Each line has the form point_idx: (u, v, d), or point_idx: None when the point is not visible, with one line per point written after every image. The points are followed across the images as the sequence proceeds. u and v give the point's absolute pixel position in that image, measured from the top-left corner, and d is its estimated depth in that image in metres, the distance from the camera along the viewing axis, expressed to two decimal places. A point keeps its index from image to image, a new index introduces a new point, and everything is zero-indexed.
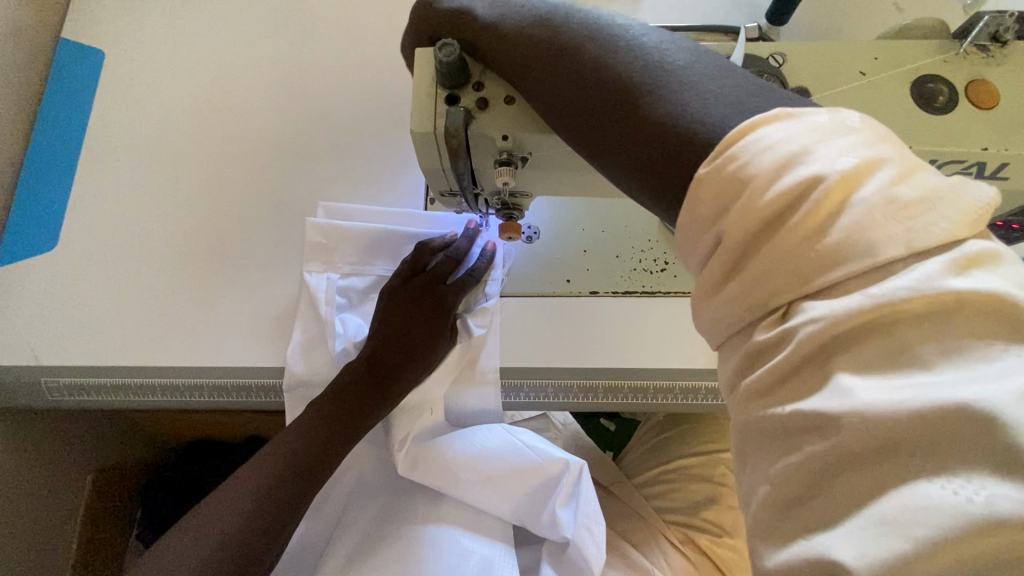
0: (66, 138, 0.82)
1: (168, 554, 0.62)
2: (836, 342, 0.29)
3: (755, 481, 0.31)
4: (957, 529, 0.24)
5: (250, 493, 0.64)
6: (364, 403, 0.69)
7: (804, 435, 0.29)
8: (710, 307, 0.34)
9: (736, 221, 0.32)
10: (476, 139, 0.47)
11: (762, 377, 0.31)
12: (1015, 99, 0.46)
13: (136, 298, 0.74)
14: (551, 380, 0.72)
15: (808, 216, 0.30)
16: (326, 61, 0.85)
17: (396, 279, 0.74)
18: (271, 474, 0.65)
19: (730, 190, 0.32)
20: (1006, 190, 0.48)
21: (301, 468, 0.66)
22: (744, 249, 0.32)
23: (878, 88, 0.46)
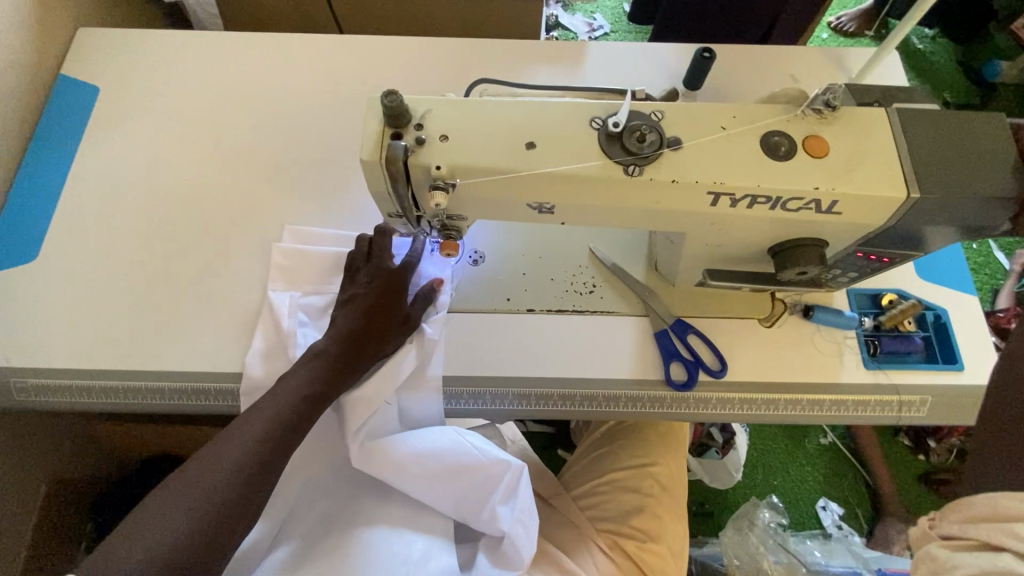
0: (55, 163, 0.90)
1: (143, 528, 0.57)
2: None
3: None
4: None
5: (234, 457, 0.62)
6: (339, 370, 0.73)
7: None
8: None
9: None
10: (416, 168, 0.57)
11: None
12: (844, 150, 0.59)
13: (110, 308, 0.81)
14: (489, 386, 0.80)
15: None
16: (301, 102, 0.95)
17: (358, 273, 0.79)
18: (256, 437, 0.65)
19: None
20: (841, 222, 0.61)
21: (283, 432, 0.66)
22: None
23: (734, 139, 0.58)
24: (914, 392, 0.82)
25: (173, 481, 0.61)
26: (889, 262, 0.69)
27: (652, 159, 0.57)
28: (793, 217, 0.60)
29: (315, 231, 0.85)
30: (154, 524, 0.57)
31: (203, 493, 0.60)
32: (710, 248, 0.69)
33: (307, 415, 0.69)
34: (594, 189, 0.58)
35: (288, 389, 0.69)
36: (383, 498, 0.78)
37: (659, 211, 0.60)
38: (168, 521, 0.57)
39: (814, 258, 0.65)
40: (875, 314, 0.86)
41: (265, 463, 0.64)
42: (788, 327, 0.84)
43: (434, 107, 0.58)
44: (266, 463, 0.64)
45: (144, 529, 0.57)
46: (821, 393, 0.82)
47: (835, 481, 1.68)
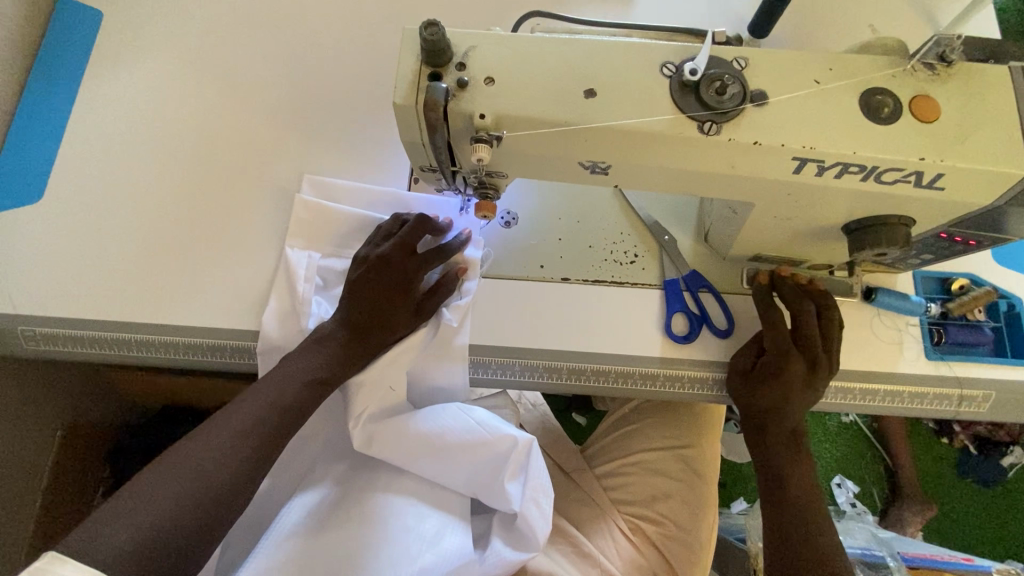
0: (58, 94, 0.83)
1: (131, 504, 0.53)
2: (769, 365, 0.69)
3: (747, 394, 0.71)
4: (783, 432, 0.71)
5: (231, 435, 0.60)
6: (346, 353, 0.69)
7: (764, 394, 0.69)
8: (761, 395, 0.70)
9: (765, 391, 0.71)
10: (455, 116, 0.49)
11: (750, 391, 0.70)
12: (958, 114, 0.50)
13: (119, 255, 0.76)
14: (518, 358, 0.75)
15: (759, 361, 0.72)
16: (324, 37, 0.87)
17: (372, 248, 0.73)
18: (254, 418, 0.62)
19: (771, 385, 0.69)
20: (942, 199, 0.52)
21: (284, 415, 0.64)
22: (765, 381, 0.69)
23: (828, 96, 0.49)
24: (978, 386, 0.75)
25: (169, 458, 0.58)
26: (978, 245, 0.61)
27: (732, 116, 0.48)
28: (886, 191, 0.52)
29: (337, 184, 0.78)
30: (144, 499, 0.53)
31: (200, 473, 0.56)
32: (777, 221, 0.61)
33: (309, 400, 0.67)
34: (659, 148, 0.50)
35: (291, 371, 0.67)
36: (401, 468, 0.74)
37: (731, 177, 0.52)
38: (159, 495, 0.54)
39: (900, 238, 0.56)
40: (943, 299, 0.79)
41: (264, 448, 0.62)
42: (845, 310, 0.77)
43: (479, 43, 0.50)
44: (265, 448, 0.62)
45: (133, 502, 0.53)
46: (876, 383, 0.75)
47: (853, 460, 1.66)
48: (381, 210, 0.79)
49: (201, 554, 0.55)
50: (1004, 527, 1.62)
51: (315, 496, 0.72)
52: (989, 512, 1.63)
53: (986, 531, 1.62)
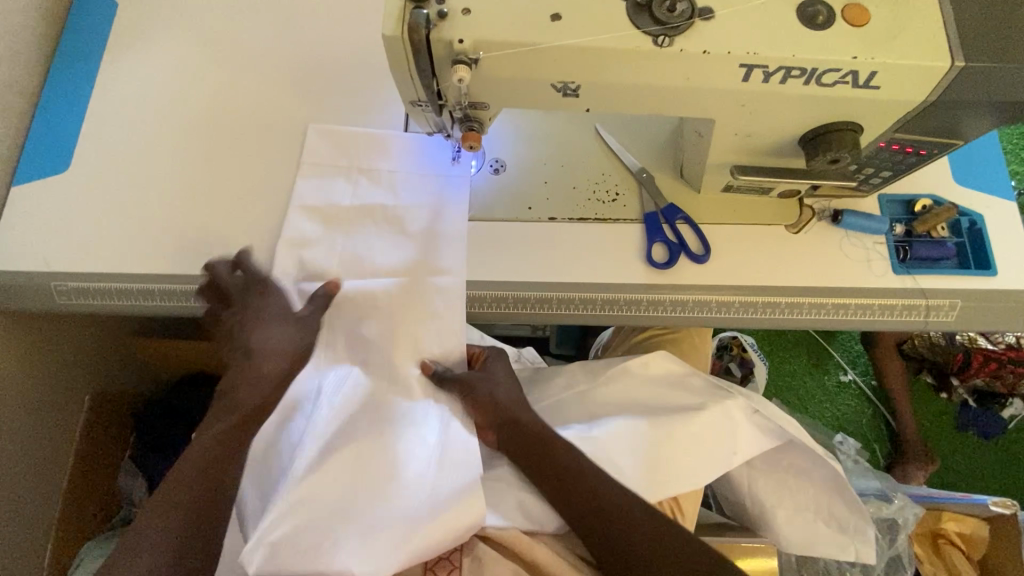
0: (80, 75, 0.90)
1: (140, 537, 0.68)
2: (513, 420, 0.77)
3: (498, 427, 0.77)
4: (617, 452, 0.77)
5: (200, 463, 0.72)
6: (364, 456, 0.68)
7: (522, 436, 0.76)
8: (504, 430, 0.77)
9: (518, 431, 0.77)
10: (438, 44, 0.55)
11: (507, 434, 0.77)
12: (887, 18, 0.55)
13: (141, 216, 0.83)
14: (513, 291, 0.80)
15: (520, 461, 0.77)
16: (321, 15, 0.94)
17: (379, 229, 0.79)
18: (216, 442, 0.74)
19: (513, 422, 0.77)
20: (880, 98, 0.58)
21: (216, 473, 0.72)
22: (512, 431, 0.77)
23: (770, 8, 0.55)
24: (943, 296, 0.80)
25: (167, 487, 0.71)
26: (927, 154, 0.67)
27: (683, 30, 0.55)
28: (828, 94, 0.58)
29: (341, 132, 0.86)
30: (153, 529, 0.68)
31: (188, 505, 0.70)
32: (739, 138, 0.67)
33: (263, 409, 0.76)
34: (620, 63, 0.56)
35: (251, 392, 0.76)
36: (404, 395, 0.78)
37: (689, 89, 0.58)
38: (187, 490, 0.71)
39: (849, 143, 0.62)
40: (908, 220, 0.84)
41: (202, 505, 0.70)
42: (815, 233, 0.83)
43: None
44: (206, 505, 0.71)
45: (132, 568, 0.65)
46: (848, 298, 0.80)
47: (852, 416, 1.71)
48: (380, 153, 0.86)
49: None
50: (1005, 477, 1.64)
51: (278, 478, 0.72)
52: (991, 463, 1.66)
53: (988, 482, 1.64)
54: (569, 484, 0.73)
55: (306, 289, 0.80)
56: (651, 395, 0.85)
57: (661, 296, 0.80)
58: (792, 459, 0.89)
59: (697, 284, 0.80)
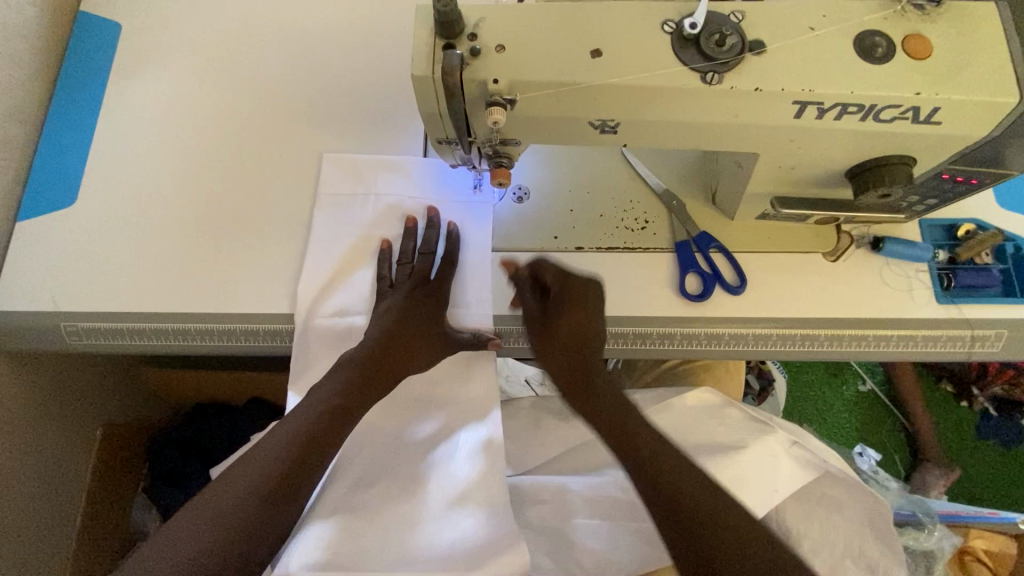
0: (85, 103, 0.87)
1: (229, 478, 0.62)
2: (580, 331, 0.73)
3: (560, 331, 0.73)
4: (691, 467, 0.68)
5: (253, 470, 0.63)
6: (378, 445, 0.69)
7: (589, 356, 0.73)
8: (567, 337, 0.73)
9: (580, 353, 0.73)
10: (471, 84, 0.52)
11: (570, 341, 0.73)
12: (949, 50, 0.52)
13: (152, 251, 0.80)
14: (540, 325, 0.77)
15: (587, 364, 0.73)
16: (334, 35, 0.91)
17: (402, 271, 0.79)
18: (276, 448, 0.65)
19: (579, 339, 0.73)
20: (941, 133, 0.54)
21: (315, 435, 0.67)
22: (578, 343, 0.73)
23: (824, 42, 0.52)
24: (990, 327, 0.77)
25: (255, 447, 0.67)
26: (979, 184, 0.63)
27: (732, 65, 0.51)
28: (885, 129, 0.54)
29: (358, 159, 0.83)
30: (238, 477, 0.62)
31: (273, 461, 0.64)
32: (782, 170, 0.64)
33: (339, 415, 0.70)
34: (664, 100, 0.52)
35: (312, 400, 0.70)
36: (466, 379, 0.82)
37: (736, 127, 0.54)
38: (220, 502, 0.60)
39: (903, 177, 0.58)
40: (950, 246, 0.80)
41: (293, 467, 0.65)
42: (854, 261, 0.79)
43: (490, 17, 0.53)
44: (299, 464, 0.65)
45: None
46: (889, 329, 0.77)
47: (872, 426, 1.68)
48: (397, 181, 0.83)
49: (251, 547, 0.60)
50: None
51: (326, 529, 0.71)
52: (1013, 474, 1.63)
53: (1011, 492, 1.61)
54: (626, 431, 0.67)
55: (322, 324, 0.77)
56: (683, 431, 0.82)
57: (695, 331, 0.77)
58: (828, 492, 0.86)
59: (733, 317, 0.77)
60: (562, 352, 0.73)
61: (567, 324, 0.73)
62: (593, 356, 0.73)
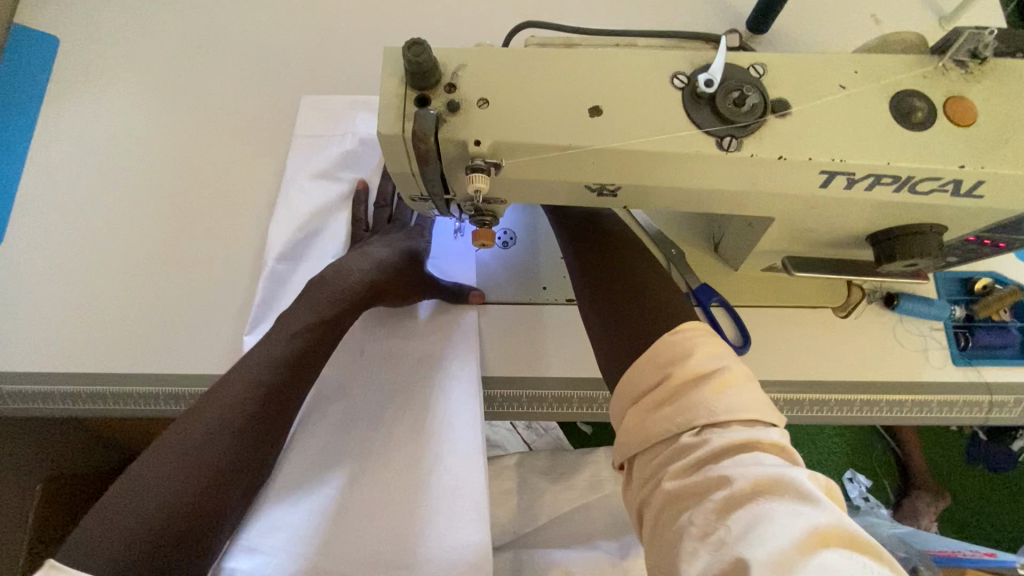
0: (17, 130, 0.78)
1: (187, 427, 0.55)
2: (587, 232, 0.65)
3: (566, 231, 0.66)
4: (762, 501, 0.38)
5: (202, 429, 0.55)
6: None
7: (604, 252, 0.62)
8: (583, 236, 0.64)
9: (605, 245, 0.63)
10: (448, 144, 0.44)
11: (582, 235, 0.65)
12: (995, 115, 0.46)
13: (90, 301, 0.71)
14: (525, 388, 0.70)
15: (609, 259, 0.61)
16: (302, 57, 0.82)
17: (379, 215, 0.76)
18: (228, 409, 0.56)
19: (591, 236, 0.64)
20: (982, 207, 0.48)
21: (282, 380, 0.60)
22: (588, 240, 0.64)
23: (858, 104, 0.45)
24: (1007, 392, 0.72)
25: (215, 389, 0.59)
26: (1005, 247, 0.57)
27: (752, 129, 0.44)
28: (920, 201, 0.48)
29: (334, 101, 0.79)
30: (198, 422, 0.55)
31: (237, 403, 0.57)
32: (798, 233, 0.57)
33: (299, 368, 0.62)
34: (674, 167, 0.45)
35: (276, 339, 0.63)
36: (440, 333, 0.72)
37: (754, 195, 0.48)
38: (170, 468, 0.52)
39: (935, 248, 0.52)
40: (966, 301, 0.75)
41: (259, 410, 0.58)
42: (866, 318, 0.74)
43: (471, 63, 0.45)
44: (267, 406, 0.58)
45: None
46: (902, 394, 0.72)
47: (863, 452, 1.64)
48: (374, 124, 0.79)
49: (217, 496, 0.53)
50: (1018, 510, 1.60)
51: (290, 513, 0.66)
52: (1002, 499, 1.61)
53: (1000, 517, 1.59)
54: (635, 307, 0.54)
55: (288, 269, 0.72)
56: None
57: None
58: None
59: None
60: (577, 247, 0.64)
61: (576, 223, 0.66)
62: (610, 248, 0.62)
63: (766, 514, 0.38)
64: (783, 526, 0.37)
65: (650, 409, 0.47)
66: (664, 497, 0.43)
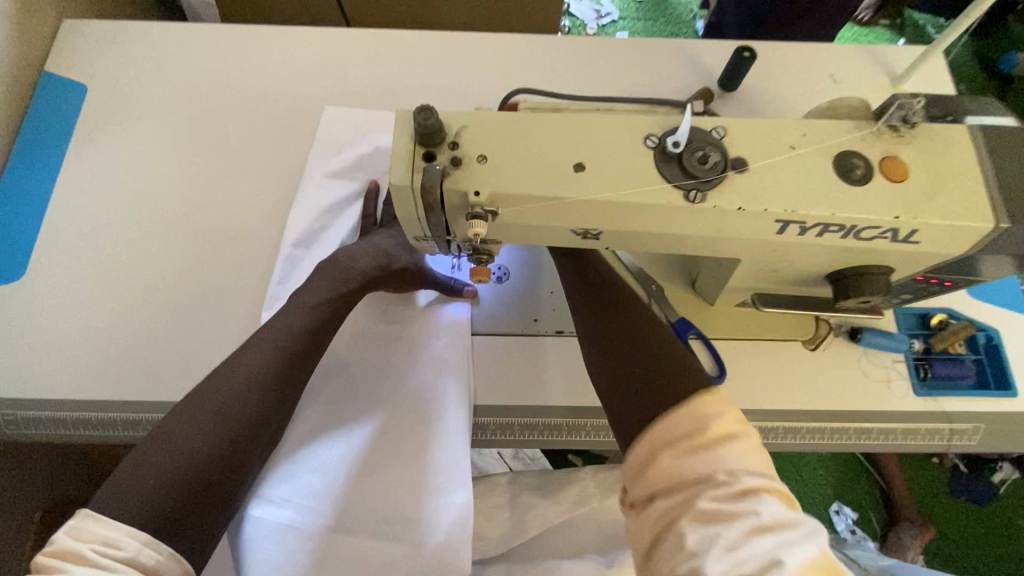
0: (44, 171, 0.84)
1: (210, 387, 0.60)
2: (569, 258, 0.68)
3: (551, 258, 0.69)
4: (769, 524, 0.44)
5: (225, 389, 0.60)
6: None
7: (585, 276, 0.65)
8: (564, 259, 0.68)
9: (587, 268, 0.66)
10: (451, 194, 0.50)
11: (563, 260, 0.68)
12: (924, 173, 0.53)
13: (105, 331, 0.75)
14: (513, 415, 0.75)
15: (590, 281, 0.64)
16: (313, 107, 0.90)
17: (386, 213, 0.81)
18: (247, 374, 0.61)
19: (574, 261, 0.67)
20: (919, 251, 0.55)
21: (298, 349, 0.64)
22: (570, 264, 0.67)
23: (805, 163, 0.52)
24: (966, 420, 0.77)
25: (238, 355, 0.63)
26: (951, 286, 0.64)
27: (715, 183, 0.51)
28: (864, 246, 0.54)
29: (353, 113, 0.87)
30: (219, 383, 0.60)
31: (256, 369, 0.62)
32: (763, 273, 0.64)
33: (315, 340, 0.66)
34: (648, 215, 0.51)
35: (294, 311, 0.67)
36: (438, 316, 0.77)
37: (719, 239, 0.54)
38: (193, 422, 0.57)
39: (882, 287, 0.59)
40: (925, 335, 0.81)
41: (274, 376, 0.62)
42: (833, 350, 0.79)
43: (472, 124, 0.51)
44: (282, 374, 0.63)
45: (145, 535, 0.49)
46: (867, 423, 0.77)
47: (849, 485, 1.67)
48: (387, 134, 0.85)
49: (232, 447, 0.58)
50: (1002, 543, 1.62)
51: (293, 481, 0.67)
52: (987, 531, 1.63)
53: (985, 550, 1.62)
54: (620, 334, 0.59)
55: (303, 254, 0.79)
56: None
57: None
58: None
59: None
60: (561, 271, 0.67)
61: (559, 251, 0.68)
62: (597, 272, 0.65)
63: (777, 538, 0.43)
64: (791, 548, 0.42)
65: (661, 425, 0.51)
66: (672, 508, 0.48)
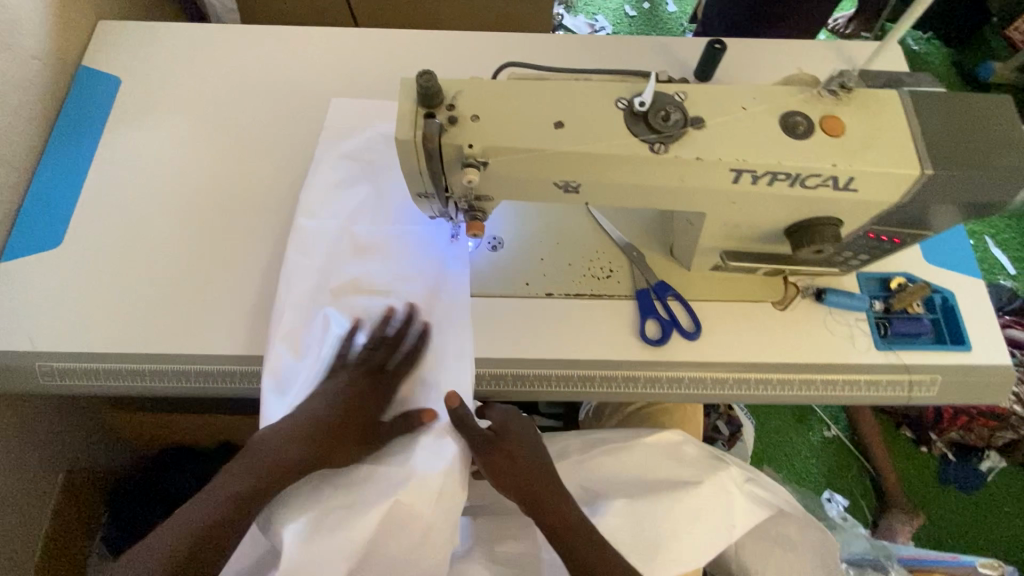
0: (80, 152, 0.92)
1: (219, 480, 0.72)
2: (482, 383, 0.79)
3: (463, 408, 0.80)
4: None
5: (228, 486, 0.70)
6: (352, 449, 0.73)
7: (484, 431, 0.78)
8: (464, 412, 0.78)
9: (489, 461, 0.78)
10: (448, 147, 0.58)
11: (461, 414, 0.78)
12: (859, 129, 0.61)
13: (134, 292, 0.83)
14: (506, 367, 0.82)
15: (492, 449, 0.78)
16: (325, 97, 0.99)
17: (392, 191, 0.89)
18: (247, 473, 0.71)
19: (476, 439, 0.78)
20: (859, 199, 0.62)
21: (294, 463, 0.71)
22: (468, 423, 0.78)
23: (755, 120, 0.60)
24: (924, 371, 0.83)
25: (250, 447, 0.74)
26: (902, 243, 0.71)
27: (676, 137, 0.59)
28: (811, 194, 0.62)
29: (361, 105, 0.95)
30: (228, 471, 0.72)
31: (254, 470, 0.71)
32: (728, 228, 0.71)
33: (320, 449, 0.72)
34: (619, 165, 0.59)
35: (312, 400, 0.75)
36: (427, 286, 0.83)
37: (682, 188, 0.62)
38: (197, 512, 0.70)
39: (832, 238, 0.66)
40: (885, 297, 0.88)
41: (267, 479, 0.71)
42: (800, 309, 0.86)
43: (466, 89, 0.60)
44: (277, 477, 0.71)
45: None
46: (835, 374, 0.83)
47: (841, 474, 1.69)
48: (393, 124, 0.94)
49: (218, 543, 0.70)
50: (993, 530, 1.64)
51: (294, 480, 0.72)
52: (977, 518, 1.65)
53: (976, 538, 1.63)
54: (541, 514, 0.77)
55: (314, 224, 0.85)
56: (648, 468, 0.88)
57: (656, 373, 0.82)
58: (781, 530, 0.93)
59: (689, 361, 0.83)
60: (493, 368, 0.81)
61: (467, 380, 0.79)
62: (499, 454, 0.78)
63: None
64: None
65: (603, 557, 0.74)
66: None
